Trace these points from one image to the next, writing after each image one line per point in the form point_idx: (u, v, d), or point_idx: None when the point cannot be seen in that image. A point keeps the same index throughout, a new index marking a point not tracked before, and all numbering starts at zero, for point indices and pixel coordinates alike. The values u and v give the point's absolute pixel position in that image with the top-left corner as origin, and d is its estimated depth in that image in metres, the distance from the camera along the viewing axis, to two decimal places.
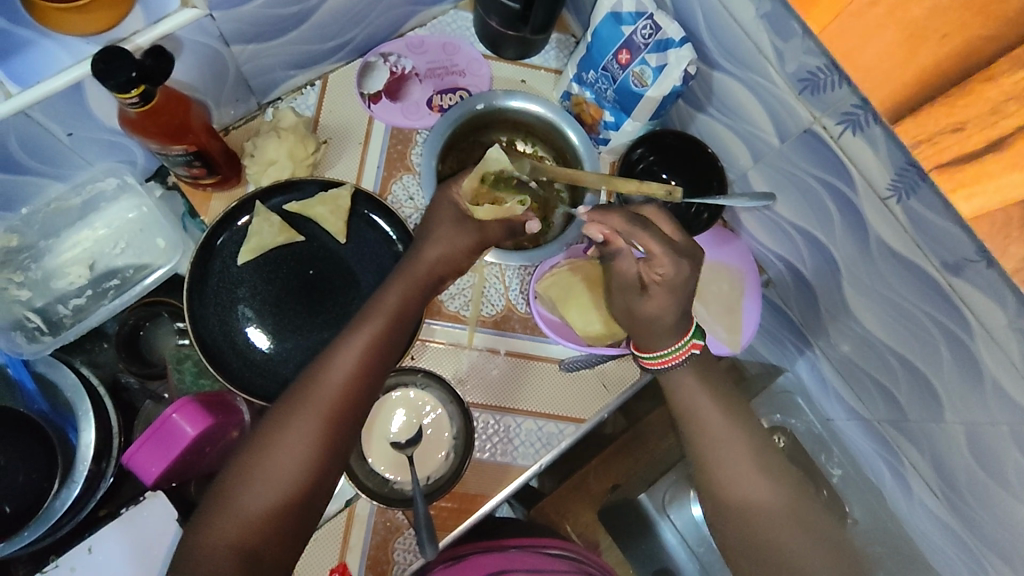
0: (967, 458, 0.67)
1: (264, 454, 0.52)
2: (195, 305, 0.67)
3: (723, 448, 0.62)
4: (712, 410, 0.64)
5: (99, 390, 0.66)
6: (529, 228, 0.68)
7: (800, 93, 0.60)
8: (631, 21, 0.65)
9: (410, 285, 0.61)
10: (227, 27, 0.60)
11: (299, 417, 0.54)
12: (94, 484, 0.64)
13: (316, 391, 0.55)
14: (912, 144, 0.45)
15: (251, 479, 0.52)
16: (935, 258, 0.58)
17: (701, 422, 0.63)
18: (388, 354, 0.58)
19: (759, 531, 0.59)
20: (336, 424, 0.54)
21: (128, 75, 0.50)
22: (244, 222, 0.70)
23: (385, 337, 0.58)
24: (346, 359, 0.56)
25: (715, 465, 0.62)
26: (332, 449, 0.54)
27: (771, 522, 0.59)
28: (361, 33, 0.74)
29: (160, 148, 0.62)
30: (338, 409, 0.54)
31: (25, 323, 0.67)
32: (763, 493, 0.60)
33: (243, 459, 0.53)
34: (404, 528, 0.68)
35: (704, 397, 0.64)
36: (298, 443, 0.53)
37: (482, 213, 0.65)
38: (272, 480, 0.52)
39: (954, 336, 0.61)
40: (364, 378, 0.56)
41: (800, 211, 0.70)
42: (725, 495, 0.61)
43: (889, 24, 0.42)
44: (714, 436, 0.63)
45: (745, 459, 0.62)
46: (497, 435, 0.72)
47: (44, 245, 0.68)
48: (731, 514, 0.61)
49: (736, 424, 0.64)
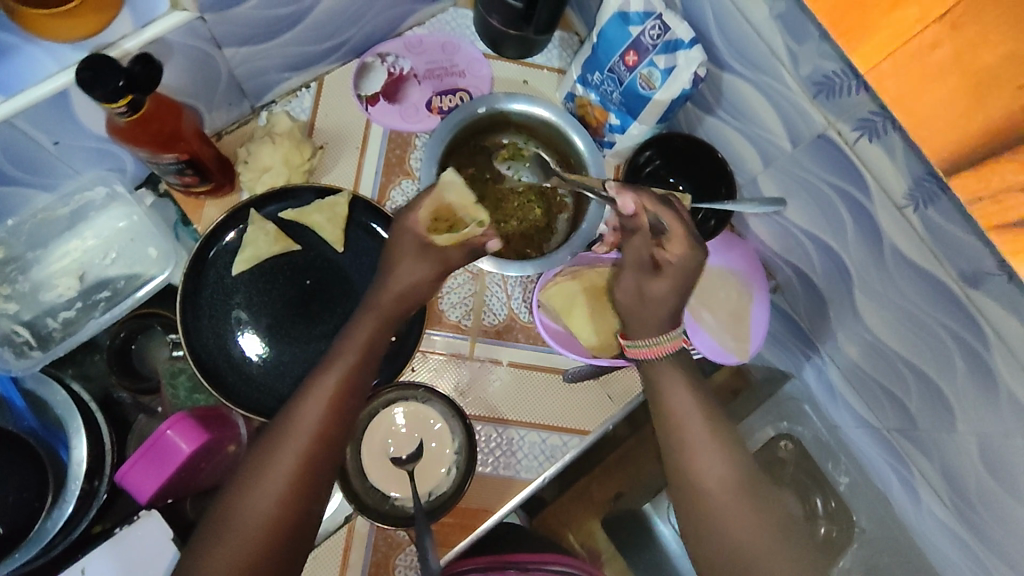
0: (980, 470, 0.65)
1: (240, 498, 0.50)
2: (189, 318, 0.65)
3: (695, 443, 0.57)
4: (682, 388, 0.59)
5: (90, 405, 0.64)
6: (490, 247, 0.61)
7: (814, 97, 0.58)
8: (640, 21, 0.63)
9: (379, 321, 0.59)
10: (218, 30, 0.58)
11: (276, 457, 0.52)
12: (87, 504, 0.62)
13: (291, 430, 0.53)
14: (974, 200, 0.42)
15: (230, 526, 0.49)
16: (951, 268, 0.56)
17: (676, 416, 0.58)
18: (364, 386, 0.57)
19: (724, 539, 0.54)
20: (315, 462, 0.52)
21: (115, 84, 0.47)
22: (238, 231, 0.68)
23: (360, 368, 0.57)
24: (319, 394, 0.54)
25: (685, 461, 0.57)
26: (312, 489, 0.52)
27: (739, 531, 0.53)
28: (358, 33, 0.71)
29: (151, 157, 0.59)
30: (316, 446, 0.52)
31: (13, 338, 0.65)
32: (733, 498, 0.55)
33: (221, 506, 0.50)
34: (405, 544, 0.67)
35: (678, 375, 0.60)
36: (277, 483, 0.50)
37: (442, 241, 0.60)
38: (247, 526, 0.49)
39: (969, 347, 0.58)
40: (340, 411, 0.54)
41: (811, 217, 0.68)
42: (691, 495, 0.56)
43: (956, 68, 0.40)
44: (687, 432, 0.58)
45: (716, 459, 0.56)
46: (500, 448, 0.70)
47: (32, 256, 0.65)
48: (698, 515, 0.55)
49: (715, 422, 0.58)
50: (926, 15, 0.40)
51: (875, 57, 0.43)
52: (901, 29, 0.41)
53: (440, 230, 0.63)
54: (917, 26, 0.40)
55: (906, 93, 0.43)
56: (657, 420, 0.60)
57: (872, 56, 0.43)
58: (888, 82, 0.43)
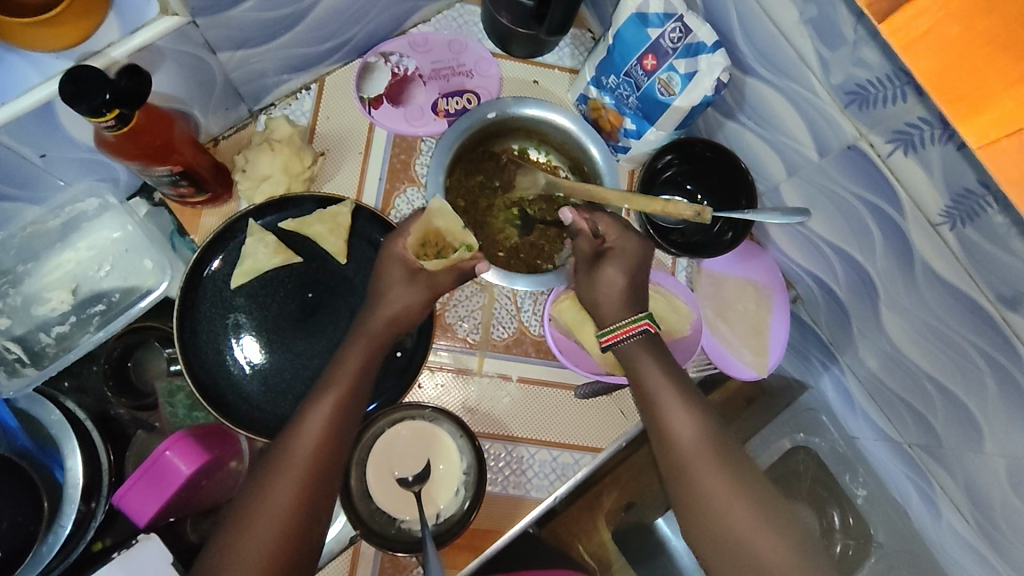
0: (1008, 491, 0.61)
1: (238, 533, 0.47)
2: (186, 334, 0.63)
3: (678, 426, 0.55)
4: (664, 378, 0.57)
5: (86, 424, 0.63)
6: (478, 270, 0.59)
7: (846, 106, 0.54)
8: (659, 22, 0.60)
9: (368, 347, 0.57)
10: (212, 34, 0.54)
11: (274, 485, 0.49)
12: (84, 525, 0.61)
13: (287, 460, 0.50)
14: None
15: (228, 562, 0.46)
16: (988, 288, 0.53)
17: (660, 404, 0.56)
18: (360, 409, 0.55)
19: (713, 525, 0.51)
20: (315, 490, 0.50)
21: (102, 98, 0.44)
22: (237, 242, 0.65)
23: (355, 390, 0.54)
24: (311, 426, 0.52)
25: (669, 449, 0.55)
26: (307, 521, 0.49)
27: (728, 514, 0.51)
28: (360, 32, 0.68)
29: (143, 169, 0.56)
30: (311, 479, 0.50)
31: (4, 355, 0.63)
32: (719, 480, 0.52)
33: (218, 544, 0.48)
34: (412, 566, 0.65)
35: (655, 363, 0.58)
36: (275, 513, 0.48)
37: (432, 265, 0.59)
38: (246, 559, 0.46)
39: (1003, 370, 0.56)
40: (335, 442, 0.52)
41: (836, 228, 0.65)
42: (677, 481, 0.54)
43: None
44: (670, 417, 0.56)
45: (700, 442, 0.54)
46: (509, 467, 0.68)
47: (23, 270, 0.63)
48: (687, 503, 0.53)
49: (699, 407, 0.56)
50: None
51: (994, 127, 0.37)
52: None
53: (429, 256, 0.62)
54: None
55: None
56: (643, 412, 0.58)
57: (988, 129, 0.37)
58: (1003, 158, 0.37)
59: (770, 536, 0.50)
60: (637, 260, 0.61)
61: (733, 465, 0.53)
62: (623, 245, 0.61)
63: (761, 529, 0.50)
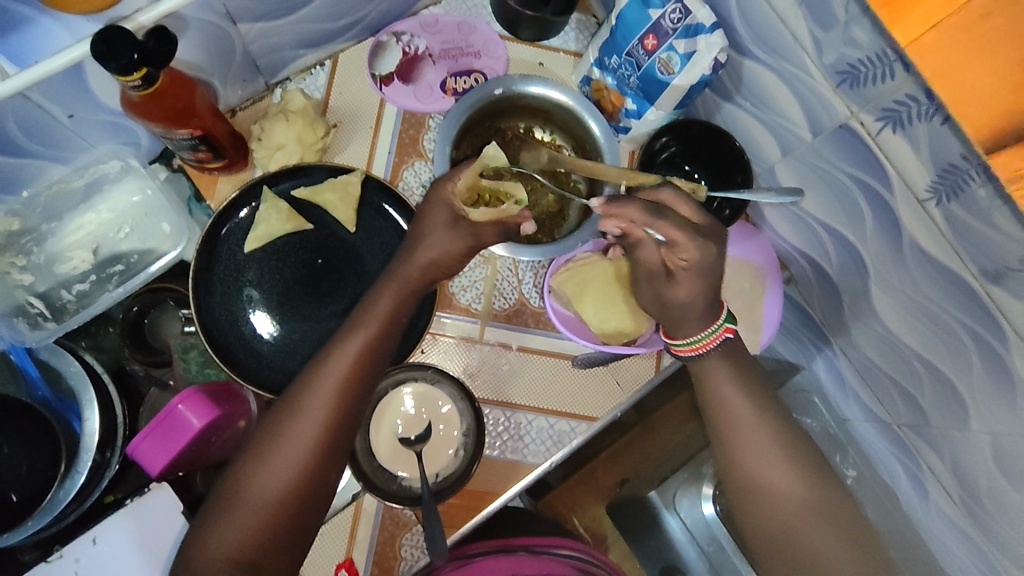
0: (991, 469, 0.61)
1: (248, 479, 0.52)
2: (201, 294, 0.66)
3: (742, 426, 0.59)
4: (726, 374, 0.60)
5: (103, 377, 0.65)
6: (523, 229, 0.63)
7: (837, 86, 0.57)
8: (659, 4, 0.62)
9: (367, 304, 0.59)
10: (234, 5, 0.57)
11: (293, 429, 0.53)
12: (99, 474, 0.63)
13: (312, 397, 0.54)
14: (1012, 180, 0.36)
15: (237, 508, 0.51)
16: (973, 264, 0.53)
17: (727, 404, 0.60)
18: (373, 372, 0.56)
19: (765, 518, 0.57)
20: (336, 425, 0.54)
21: (130, 57, 0.47)
22: (250, 209, 0.68)
23: (368, 358, 0.56)
24: (335, 364, 0.55)
25: (730, 443, 0.59)
26: (325, 454, 0.53)
27: (769, 496, 0.57)
28: (373, 11, 0.70)
29: (164, 133, 0.59)
30: (334, 414, 0.54)
31: (27, 309, 0.66)
32: (780, 479, 0.57)
33: (246, 462, 0.53)
34: (412, 523, 0.68)
35: (720, 362, 0.60)
36: (286, 464, 0.52)
37: (479, 216, 0.62)
38: (254, 505, 0.51)
39: (986, 344, 0.55)
40: (357, 381, 0.55)
41: (829, 209, 0.66)
42: (736, 475, 0.58)
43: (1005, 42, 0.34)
44: (736, 416, 0.59)
45: (752, 432, 0.59)
46: (508, 432, 0.71)
47: (47, 228, 0.66)
48: (742, 497, 0.58)
49: (753, 395, 0.60)
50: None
51: (918, 26, 0.37)
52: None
53: (474, 201, 0.64)
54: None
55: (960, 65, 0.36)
56: (705, 409, 0.62)
57: (916, 27, 0.37)
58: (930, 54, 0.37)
59: (821, 531, 0.55)
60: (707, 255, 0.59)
61: (795, 465, 0.58)
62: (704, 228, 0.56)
63: (815, 526, 0.56)
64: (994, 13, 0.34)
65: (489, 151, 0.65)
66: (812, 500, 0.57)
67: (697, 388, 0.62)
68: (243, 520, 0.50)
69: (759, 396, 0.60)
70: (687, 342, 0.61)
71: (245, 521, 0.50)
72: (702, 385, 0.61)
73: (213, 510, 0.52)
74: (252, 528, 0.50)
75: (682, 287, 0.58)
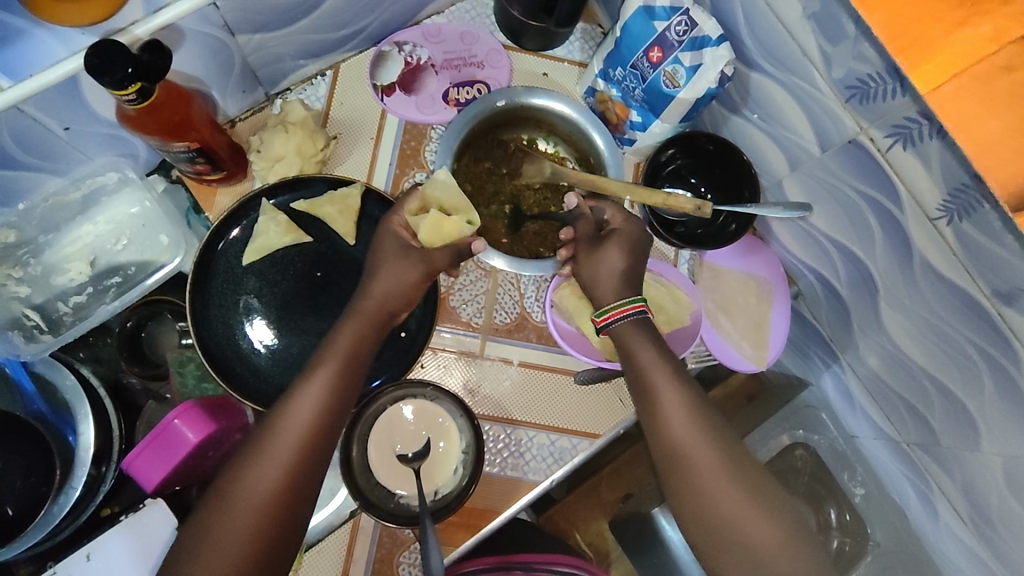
0: (1004, 491, 0.58)
1: (236, 485, 0.49)
2: (199, 307, 0.65)
3: (682, 430, 0.55)
4: (657, 367, 0.57)
5: (99, 391, 0.65)
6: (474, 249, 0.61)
7: (847, 101, 0.55)
8: (665, 16, 0.62)
9: (362, 323, 0.58)
10: (232, 16, 0.57)
11: (267, 455, 0.51)
12: (93, 489, 0.62)
13: (288, 420, 0.52)
14: None
15: (211, 544, 0.47)
16: (984, 284, 0.51)
17: (683, 448, 0.54)
18: (350, 393, 0.56)
19: (721, 533, 0.52)
20: (313, 447, 0.52)
21: (124, 71, 0.46)
22: (238, 232, 0.67)
23: (344, 378, 0.55)
24: (309, 386, 0.54)
25: (675, 458, 0.54)
26: (302, 479, 0.51)
27: (717, 498, 0.52)
28: (375, 20, 0.69)
29: (162, 145, 0.59)
30: (309, 439, 0.52)
31: (23, 321, 0.66)
32: (725, 480, 0.53)
33: (214, 498, 0.49)
34: (410, 541, 0.67)
35: (651, 357, 0.58)
36: (262, 490, 0.49)
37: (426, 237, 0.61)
38: (230, 537, 0.47)
39: (999, 365, 0.53)
40: (332, 402, 0.54)
41: (837, 224, 0.64)
42: (680, 487, 0.54)
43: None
44: (694, 460, 0.53)
45: (692, 428, 0.55)
46: (508, 449, 0.70)
47: (44, 240, 0.66)
48: (692, 513, 0.53)
49: (690, 392, 0.57)
50: (1001, 33, 0.35)
51: (939, 75, 0.38)
52: (974, 46, 0.36)
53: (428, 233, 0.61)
54: (991, 46, 0.36)
55: (973, 114, 0.37)
56: (641, 413, 0.58)
57: (935, 77, 0.38)
58: (949, 103, 0.38)
59: (773, 537, 0.51)
60: (634, 248, 0.62)
61: (739, 467, 0.54)
62: (628, 228, 0.62)
63: (786, 556, 0.50)
64: (1016, 64, 0.35)
65: (422, 233, 0.61)
66: (763, 507, 0.52)
67: (640, 408, 0.58)
68: (231, 532, 0.48)
69: (690, 388, 0.57)
70: (599, 311, 0.60)
71: (228, 542, 0.47)
72: (641, 393, 0.58)
73: (184, 552, 0.48)
74: (241, 537, 0.48)
75: (611, 281, 0.61)
